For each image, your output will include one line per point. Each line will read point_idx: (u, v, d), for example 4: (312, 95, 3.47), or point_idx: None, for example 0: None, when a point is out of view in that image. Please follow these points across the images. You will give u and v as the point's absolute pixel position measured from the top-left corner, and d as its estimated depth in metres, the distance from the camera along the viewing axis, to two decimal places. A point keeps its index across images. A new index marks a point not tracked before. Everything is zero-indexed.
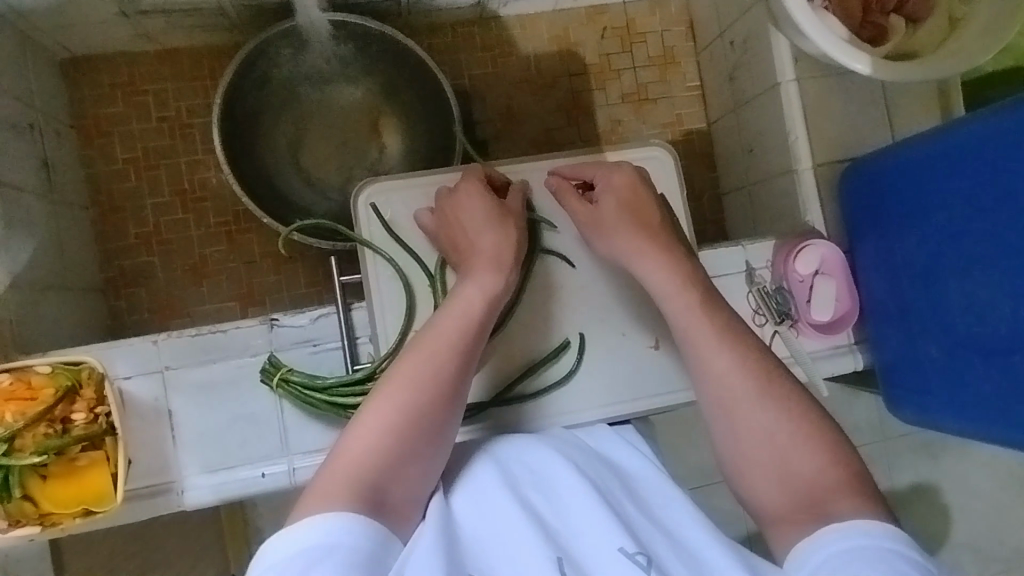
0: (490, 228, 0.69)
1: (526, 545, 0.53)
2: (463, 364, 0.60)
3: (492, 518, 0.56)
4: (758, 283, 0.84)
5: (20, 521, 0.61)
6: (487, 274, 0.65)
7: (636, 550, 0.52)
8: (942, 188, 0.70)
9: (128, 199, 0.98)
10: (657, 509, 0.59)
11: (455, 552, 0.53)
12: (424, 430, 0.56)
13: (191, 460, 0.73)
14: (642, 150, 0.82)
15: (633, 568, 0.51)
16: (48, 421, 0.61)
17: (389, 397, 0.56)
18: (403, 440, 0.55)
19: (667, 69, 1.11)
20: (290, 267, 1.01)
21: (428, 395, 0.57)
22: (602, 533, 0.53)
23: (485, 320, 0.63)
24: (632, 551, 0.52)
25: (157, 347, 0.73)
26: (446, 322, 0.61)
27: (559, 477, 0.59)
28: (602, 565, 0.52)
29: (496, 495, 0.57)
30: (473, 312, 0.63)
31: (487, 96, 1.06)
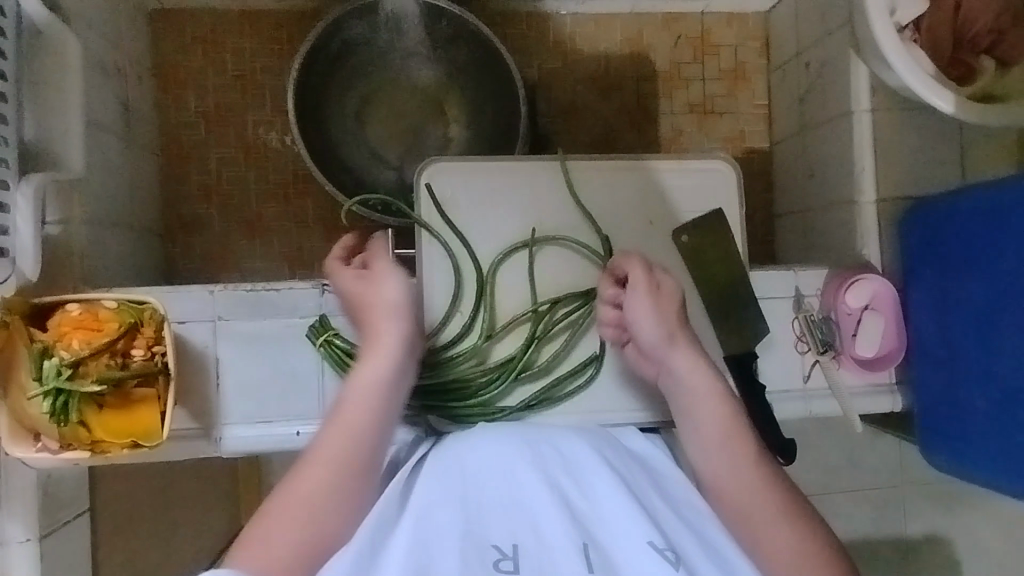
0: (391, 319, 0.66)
1: (549, 525, 0.54)
2: (365, 441, 0.61)
3: (518, 493, 0.56)
4: (805, 310, 0.83)
5: (72, 445, 0.64)
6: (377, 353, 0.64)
7: (666, 545, 0.53)
8: (1006, 236, 0.69)
9: (196, 151, 1.01)
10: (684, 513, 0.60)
11: (479, 525, 0.54)
12: (336, 513, 0.58)
13: (231, 410, 0.76)
14: (705, 162, 0.81)
15: (662, 563, 0.52)
16: (110, 353, 0.64)
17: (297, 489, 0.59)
18: (309, 523, 0.57)
19: (736, 84, 1.10)
20: (341, 236, 1.03)
21: (333, 477, 0.59)
22: (629, 525, 0.54)
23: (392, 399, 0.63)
24: (661, 546, 0.53)
25: (213, 296, 0.76)
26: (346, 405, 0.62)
27: (589, 467, 0.59)
28: (625, 553, 0.53)
29: (522, 474, 0.57)
30: (369, 395, 0.63)
31: (553, 91, 1.07)
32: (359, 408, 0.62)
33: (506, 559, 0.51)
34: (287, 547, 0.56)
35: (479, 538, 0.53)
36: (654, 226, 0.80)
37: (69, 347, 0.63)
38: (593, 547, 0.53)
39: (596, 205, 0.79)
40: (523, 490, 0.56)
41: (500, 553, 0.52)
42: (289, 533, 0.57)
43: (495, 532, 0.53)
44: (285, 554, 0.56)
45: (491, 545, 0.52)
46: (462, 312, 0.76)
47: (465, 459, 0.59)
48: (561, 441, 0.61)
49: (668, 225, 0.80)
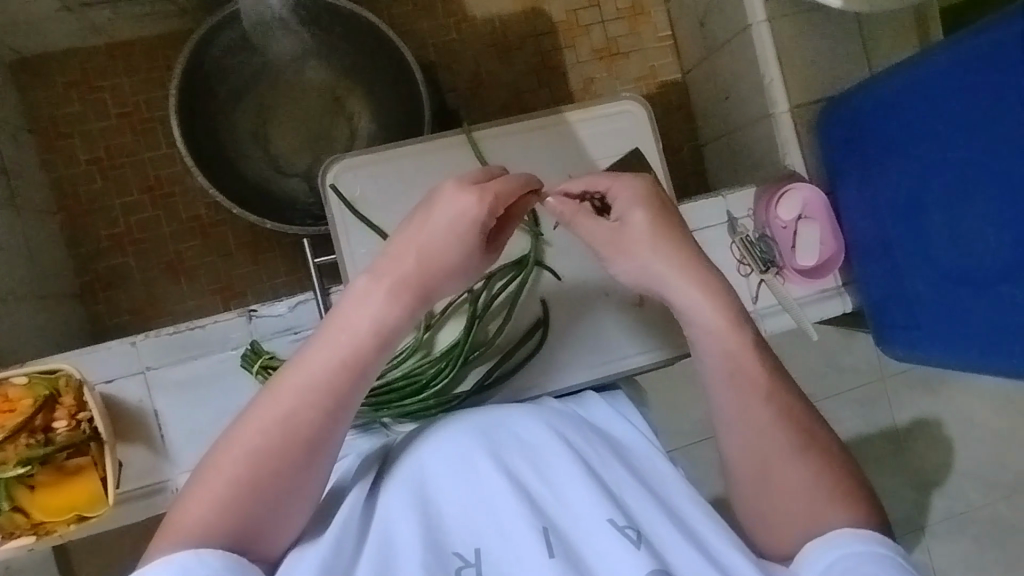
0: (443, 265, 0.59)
1: (511, 514, 0.52)
2: (344, 386, 0.53)
3: (478, 488, 0.55)
4: (741, 232, 0.82)
5: (15, 533, 0.61)
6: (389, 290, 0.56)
7: (627, 524, 0.52)
8: (906, 119, 0.69)
9: (96, 201, 0.96)
10: (648, 477, 0.59)
11: (441, 530, 0.52)
12: (303, 461, 0.51)
13: (182, 458, 0.72)
14: (612, 105, 0.79)
15: (622, 540, 0.51)
16: (28, 432, 0.60)
17: (264, 428, 0.51)
18: (276, 463, 0.50)
19: (637, 21, 1.07)
20: (269, 257, 0.99)
21: (308, 416, 0.51)
22: (589, 506, 0.53)
23: (381, 344, 0.55)
24: (621, 524, 0.52)
25: (137, 347, 0.72)
26: (334, 338, 0.54)
27: (549, 446, 0.58)
28: (588, 535, 0.52)
29: (479, 465, 0.56)
30: (363, 335, 0.54)
31: (454, 64, 1.03)
32: (335, 349, 0.53)
33: (468, 566, 0.51)
34: (238, 497, 0.49)
35: (440, 546, 0.51)
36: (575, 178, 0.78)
37: None
38: (553, 531, 0.52)
39: (512, 171, 0.77)
40: (482, 484, 0.55)
41: (463, 559, 0.51)
42: (242, 479, 0.49)
43: (458, 538, 0.52)
44: (230, 508, 0.48)
45: (454, 552, 0.51)
46: None
47: (423, 463, 0.57)
48: (520, 423, 0.60)
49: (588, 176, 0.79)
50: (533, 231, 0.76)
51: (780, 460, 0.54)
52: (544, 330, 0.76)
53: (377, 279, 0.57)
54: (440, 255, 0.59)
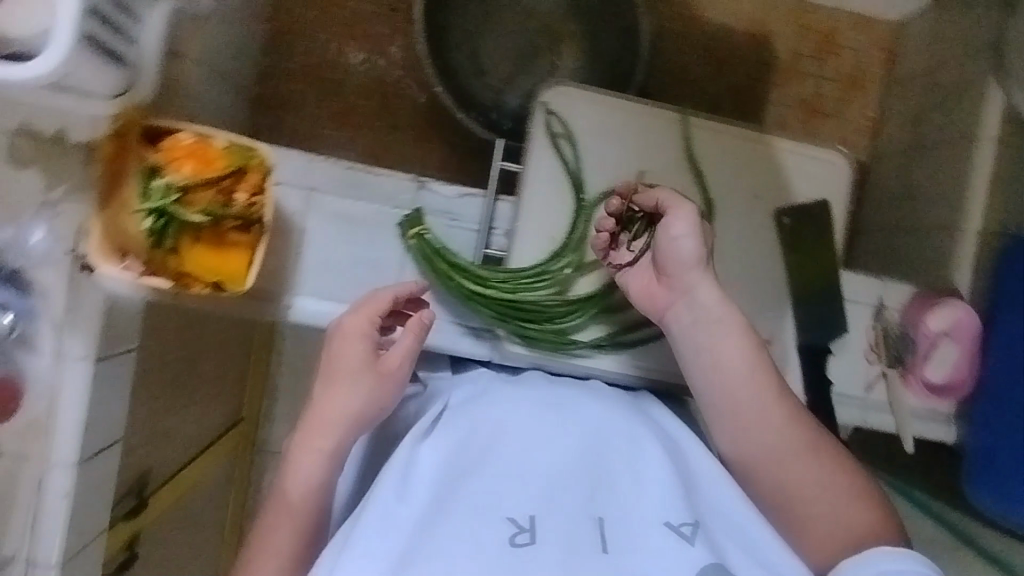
0: (350, 384, 0.69)
1: (564, 495, 0.60)
2: (328, 472, 0.68)
3: (534, 455, 0.62)
4: (884, 322, 0.82)
5: (154, 273, 0.63)
6: (328, 410, 0.69)
7: (682, 522, 0.58)
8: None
9: (304, 27, 0.97)
10: (704, 491, 0.64)
11: (495, 500, 0.59)
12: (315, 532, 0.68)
13: (307, 282, 0.75)
14: (822, 151, 0.80)
15: (679, 538, 0.57)
16: (215, 189, 0.63)
17: (282, 518, 0.67)
18: (299, 537, 0.68)
19: (852, 91, 1.05)
20: (429, 147, 0.99)
21: (304, 511, 0.68)
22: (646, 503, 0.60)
23: (340, 446, 0.68)
24: (676, 522, 0.58)
25: (310, 164, 0.74)
26: (305, 453, 0.68)
27: (602, 444, 0.65)
28: (645, 528, 0.58)
29: (532, 448, 0.63)
30: (330, 448, 0.68)
31: (666, 54, 1.02)
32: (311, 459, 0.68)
33: (521, 533, 0.57)
34: (282, 555, 0.67)
35: (496, 515, 0.58)
36: (760, 202, 0.79)
37: (179, 173, 0.62)
38: (608, 520, 0.59)
39: (710, 166, 0.78)
40: (531, 464, 0.62)
41: (518, 526, 0.57)
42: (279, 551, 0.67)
43: (510, 506, 0.59)
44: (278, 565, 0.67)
45: (506, 518, 0.58)
46: (554, 239, 0.76)
47: (484, 422, 0.66)
48: (579, 410, 0.67)
49: (773, 203, 0.79)
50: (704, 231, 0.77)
51: (802, 461, 0.65)
52: None
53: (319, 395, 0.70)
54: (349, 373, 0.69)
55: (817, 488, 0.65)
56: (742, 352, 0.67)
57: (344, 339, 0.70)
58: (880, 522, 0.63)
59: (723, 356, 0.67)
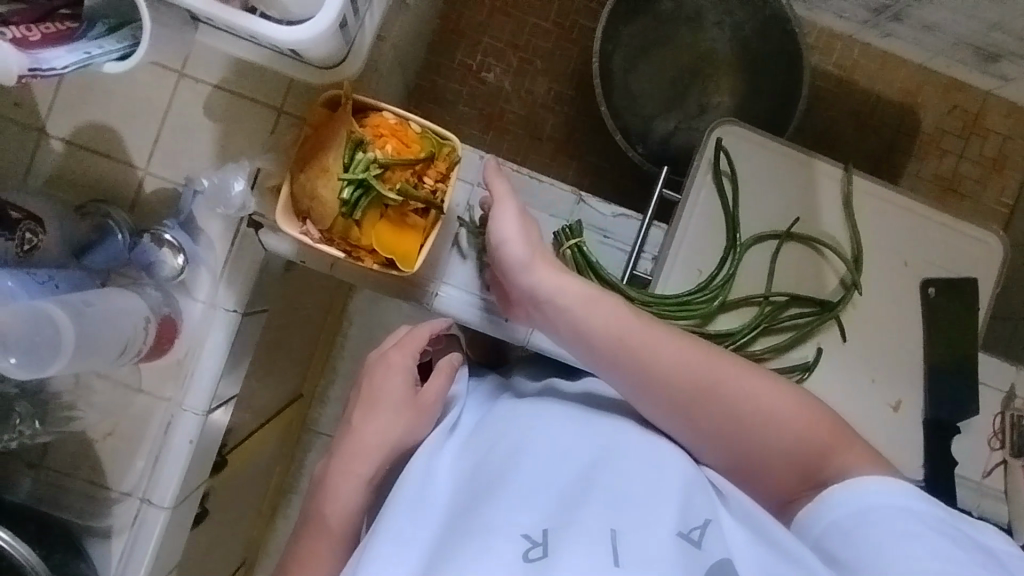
0: (388, 409, 0.65)
1: (582, 505, 0.49)
2: (366, 498, 0.63)
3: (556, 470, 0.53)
4: (1013, 410, 0.81)
5: (332, 241, 0.66)
6: (361, 438, 0.64)
7: (689, 528, 0.47)
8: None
9: (470, 29, 1.00)
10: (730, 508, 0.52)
11: (506, 515, 0.49)
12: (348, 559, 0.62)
13: (456, 274, 0.76)
14: (977, 230, 0.80)
15: (694, 551, 0.46)
16: (409, 171, 0.65)
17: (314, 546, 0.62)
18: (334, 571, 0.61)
19: (991, 174, 1.05)
20: (566, 161, 1.01)
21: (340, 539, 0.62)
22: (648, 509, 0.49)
23: (375, 472, 0.63)
24: (684, 529, 0.47)
25: (482, 161, 0.76)
26: (338, 480, 0.63)
27: (594, 452, 0.55)
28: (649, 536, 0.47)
29: (516, 457, 0.55)
30: (366, 473, 0.63)
31: (814, 109, 1.03)
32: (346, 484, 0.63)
33: (536, 547, 0.47)
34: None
35: (504, 531, 0.48)
36: (907, 268, 0.80)
37: (382, 150, 0.64)
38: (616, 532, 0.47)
39: (862, 227, 0.79)
40: (514, 476, 0.53)
41: (530, 540, 0.47)
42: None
43: (521, 520, 0.49)
44: None
45: (522, 536, 0.48)
46: (702, 271, 0.77)
47: (500, 435, 0.58)
48: (595, 424, 0.59)
49: (920, 271, 0.80)
50: (851, 286, 0.77)
51: (741, 387, 0.57)
52: (804, 374, 0.77)
53: (354, 423, 0.66)
54: (381, 403, 0.66)
55: (774, 426, 0.56)
56: (599, 307, 0.62)
57: (384, 366, 0.68)
58: (832, 431, 0.55)
59: (602, 327, 0.61)
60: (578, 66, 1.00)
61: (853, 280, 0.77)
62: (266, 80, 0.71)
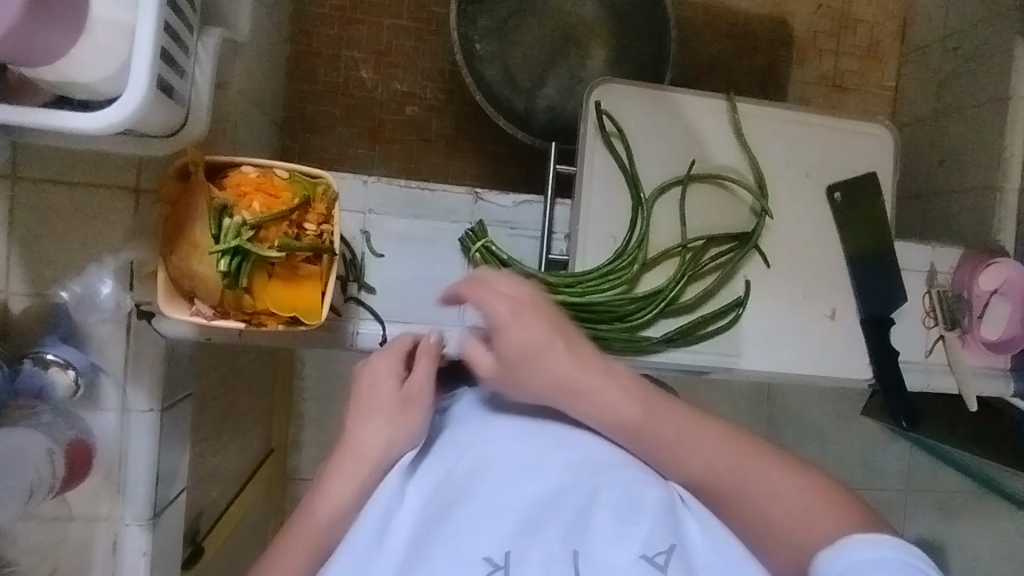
0: (391, 410, 0.58)
1: (548, 527, 0.46)
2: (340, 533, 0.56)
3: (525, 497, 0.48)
4: (938, 286, 0.83)
5: (228, 314, 0.61)
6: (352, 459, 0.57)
7: (658, 551, 0.45)
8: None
9: (326, 46, 0.95)
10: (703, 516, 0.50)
11: (467, 535, 0.46)
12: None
13: (370, 307, 0.73)
14: (865, 125, 0.82)
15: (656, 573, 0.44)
16: (286, 223, 0.61)
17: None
18: None
19: (869, 62, 1.07)
20: (462, 155, 0.98)
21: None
22: (623, 528, 0.46)
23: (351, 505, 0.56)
24: (653, 552, 0.45)
25: (366, 187, 0.73)
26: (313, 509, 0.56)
27: (587, 460, 0.51)
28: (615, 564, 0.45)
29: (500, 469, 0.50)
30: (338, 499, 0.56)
31: (690, 41, 1.03)
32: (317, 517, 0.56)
33: (498, 570, 0.44)
34: None
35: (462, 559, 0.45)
36: (810, 180, 0.80)
37: (250, 209, 0.60)
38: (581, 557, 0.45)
39: (758, 150, 0.79)
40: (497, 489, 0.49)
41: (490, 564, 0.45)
42: None
43: (484, 539, 0.46)
44: None
45: (482, 560, 0.45)
46: (615, 237, 0.76)
47: (478, 441, 0.53)
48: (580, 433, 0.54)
49: (823, 179, 0.81)
50: (761, 209, 0.77)
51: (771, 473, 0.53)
52: (738, 310, 0.77)
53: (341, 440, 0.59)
54: (374, 402, 0.59)
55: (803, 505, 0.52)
56: (609, 394, 0.55)
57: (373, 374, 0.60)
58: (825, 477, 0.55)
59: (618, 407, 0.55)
60: (447, 56, 0.97)
61: (763, 203, 0.77)
62: (110, 162, 0.66)
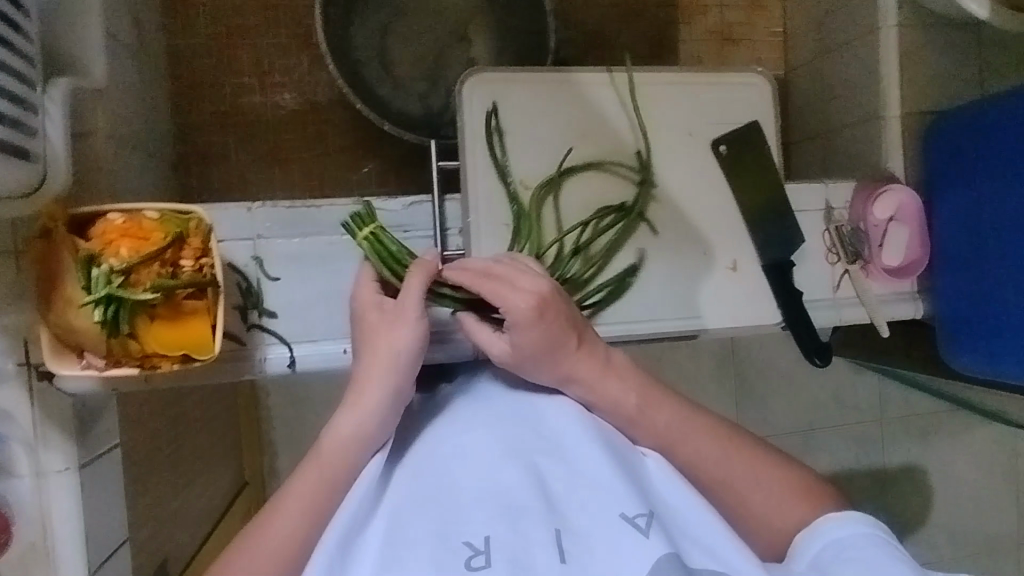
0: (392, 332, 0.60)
1: (524, 516, 0.47)
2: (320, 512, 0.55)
3: (497, 487, 0.49)
4: (836, 222, 0.85)
5: (121, 362, 0.62)
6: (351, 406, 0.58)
7: (637, 513, 0.47)
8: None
9: (207, 76, 0.94)
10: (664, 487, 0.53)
11: (439, 524, 0.48)
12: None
13: (275, 331, 0.73)
14: (741, 76, 0.83)
15: (633, 533, 0.46)
16: (159, 262, 0.61)
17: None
18: None
19: (755, 11, 1.08)
20: (364, 164, 0.98)
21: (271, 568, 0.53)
22: (604, 496, 0.48)
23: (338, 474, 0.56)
24: (632, 514, 0.47)
25: (250, 214, 0.72)
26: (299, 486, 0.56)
27: (572, 436, 0.54)
28: (595, 529, 0.47)
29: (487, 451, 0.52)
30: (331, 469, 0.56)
31: (575, 17, 1.03)
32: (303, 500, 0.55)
33: (478, 555, 0.45)
34: None
35: (444, 537, 0.46)
36: (695, 138, 0.81)
37: (117, 255, 0.60)
38: (563, 531, 0.47)
39: (637, 117, 0.80)
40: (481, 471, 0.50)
41: (469, 548, 0.46)
42: None
43: (463, 521, 0.47)
44: None
45: (460, 543, 0.46)
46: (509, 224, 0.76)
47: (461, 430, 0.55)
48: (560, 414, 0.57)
49: (707, 135, 0.82)
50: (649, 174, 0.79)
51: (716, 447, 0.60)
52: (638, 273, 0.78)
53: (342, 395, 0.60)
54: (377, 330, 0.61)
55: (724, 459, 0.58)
56: (608, 386, 0.60)
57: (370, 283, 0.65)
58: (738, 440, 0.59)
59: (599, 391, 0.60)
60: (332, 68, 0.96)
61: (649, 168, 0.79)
62: None
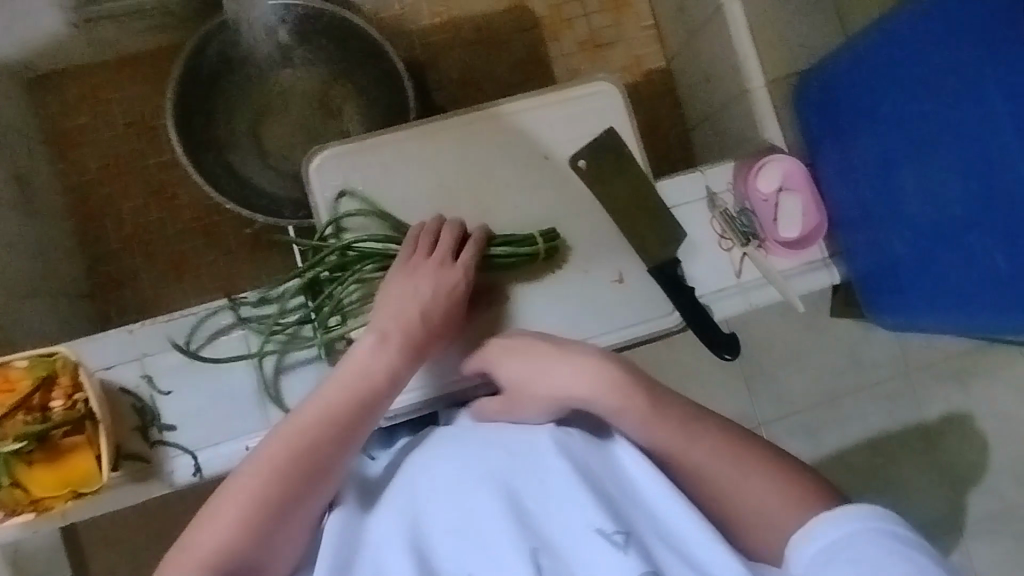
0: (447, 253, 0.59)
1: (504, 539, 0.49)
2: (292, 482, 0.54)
3: (478, 519, 0.51)
4: (721, 207, 0.82)
5: (16, 510, 0.64)
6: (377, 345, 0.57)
7: (614, 529, 0.49)
8: (904, 73, 0.67)
9: (105, 206, 0.99)
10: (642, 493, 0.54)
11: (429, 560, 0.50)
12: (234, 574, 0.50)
13: (175, 442, 0.75)
14: (586, 87, 0.82)
15: (611, 548, 0.48)
16: (26, 409, 0.64)
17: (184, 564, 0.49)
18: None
19: (621, 11, 1.08)
20: (268, 253, 1.01)
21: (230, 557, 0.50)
22: (580, 512, 0.50)
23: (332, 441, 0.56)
24: (609, 530, 0.49)
25: (133, 335, 0.76)
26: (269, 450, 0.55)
27: (545, 458, 0.54)
28: (576, 544, 0.49)
29: (467, 484, 0.53)
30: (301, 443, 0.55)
31: (442, 62, 1.04)
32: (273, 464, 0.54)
33: None
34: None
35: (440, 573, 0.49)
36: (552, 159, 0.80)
37: None
38: (543, 550, 0.49)
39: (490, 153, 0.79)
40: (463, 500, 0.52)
41: None
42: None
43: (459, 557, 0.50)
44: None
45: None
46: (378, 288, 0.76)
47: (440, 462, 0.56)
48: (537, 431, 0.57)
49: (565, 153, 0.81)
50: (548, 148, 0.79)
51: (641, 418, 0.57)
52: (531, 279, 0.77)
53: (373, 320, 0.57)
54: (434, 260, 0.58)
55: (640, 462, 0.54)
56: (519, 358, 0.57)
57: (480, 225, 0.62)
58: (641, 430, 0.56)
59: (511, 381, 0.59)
60: None
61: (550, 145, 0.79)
62: None
